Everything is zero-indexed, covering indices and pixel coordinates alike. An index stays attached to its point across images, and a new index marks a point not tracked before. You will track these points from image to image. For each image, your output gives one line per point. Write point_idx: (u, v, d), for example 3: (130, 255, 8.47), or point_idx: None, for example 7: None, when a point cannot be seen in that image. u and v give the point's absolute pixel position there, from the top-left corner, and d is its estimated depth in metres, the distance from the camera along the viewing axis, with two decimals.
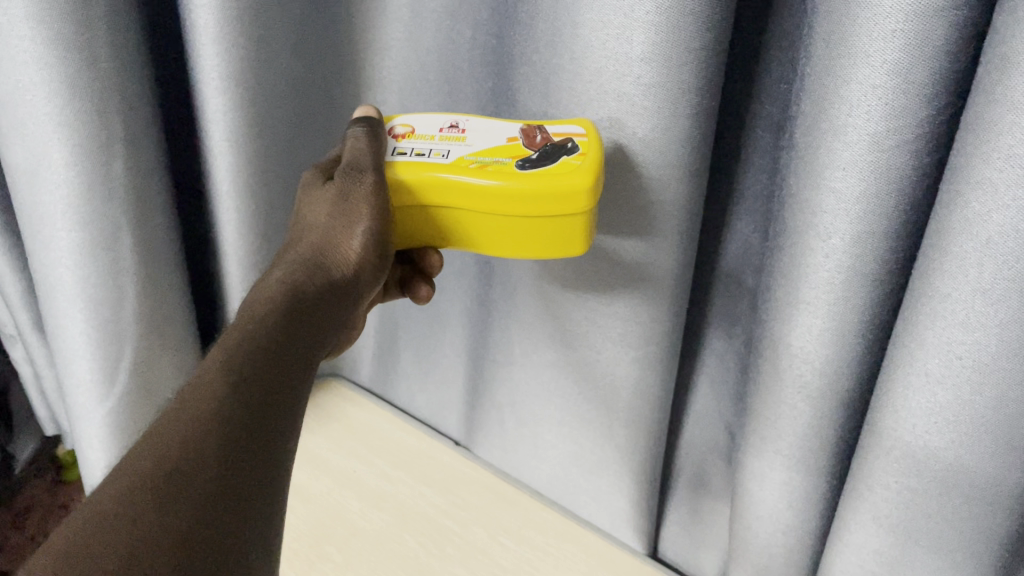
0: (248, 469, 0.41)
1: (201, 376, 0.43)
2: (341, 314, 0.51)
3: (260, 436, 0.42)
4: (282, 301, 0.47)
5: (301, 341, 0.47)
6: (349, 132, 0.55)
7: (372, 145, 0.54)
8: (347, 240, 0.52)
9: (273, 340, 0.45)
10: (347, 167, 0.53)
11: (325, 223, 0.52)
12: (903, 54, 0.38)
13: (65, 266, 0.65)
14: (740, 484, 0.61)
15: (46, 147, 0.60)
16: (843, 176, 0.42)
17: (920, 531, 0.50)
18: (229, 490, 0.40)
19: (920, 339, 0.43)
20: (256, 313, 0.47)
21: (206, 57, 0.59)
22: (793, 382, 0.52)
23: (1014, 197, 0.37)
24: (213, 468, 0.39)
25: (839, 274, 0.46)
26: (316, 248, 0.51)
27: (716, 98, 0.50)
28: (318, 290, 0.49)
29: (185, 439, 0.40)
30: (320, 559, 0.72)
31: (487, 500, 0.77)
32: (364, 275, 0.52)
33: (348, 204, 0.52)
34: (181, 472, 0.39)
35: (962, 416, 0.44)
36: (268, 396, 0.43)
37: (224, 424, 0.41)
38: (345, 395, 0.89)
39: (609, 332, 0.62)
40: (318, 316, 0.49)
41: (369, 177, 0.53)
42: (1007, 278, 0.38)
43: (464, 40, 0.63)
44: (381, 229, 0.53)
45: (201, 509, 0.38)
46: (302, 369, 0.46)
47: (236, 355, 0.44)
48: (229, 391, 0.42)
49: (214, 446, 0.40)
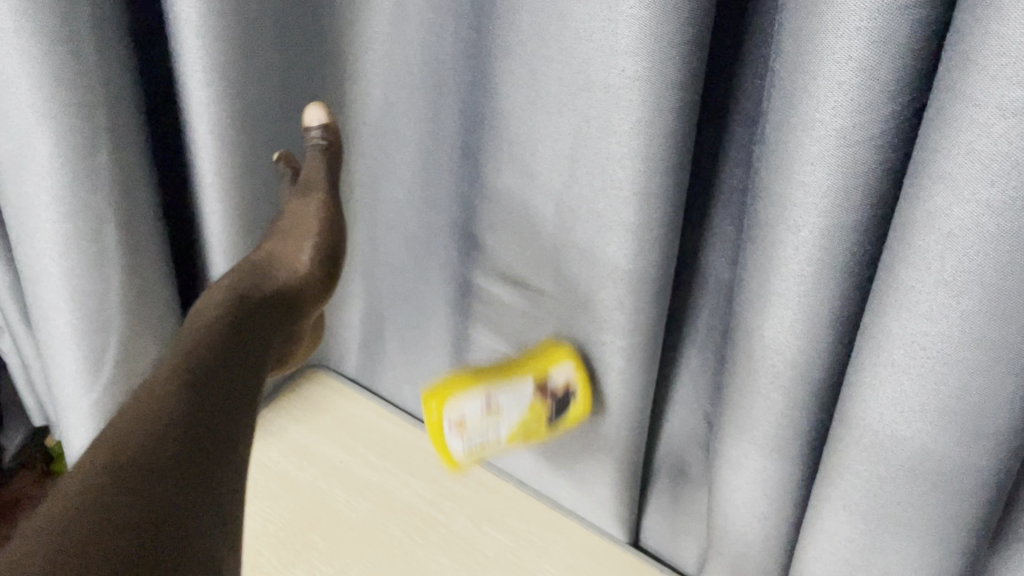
0: (200, 469, 0.42)
1: (156, 380, 0.46)
2: (294, 321, 0.58)
3: (212, 440, 0.44)
4: (224, 312, 0.51)
5: (242, 355, 0.49)
6: (309, 141, 0.64)
7: (326, 164, 0.64)
8: (298, 256, 0.60)
9: (215, 353, 0.48)
10: (303, 184, 0.64)
11: (280, 236, 0.62)
12: (867, 51, 0.39)
13: (51, 256, 0.66)
14: (716, 472, 0.62)
15: (29, 138, 0.60)
16: (811, 170, 0.43)
17: (888, 517, 0.51)
18: (184, 489, 0.41)
19: (886, 329, 0.44)
20: (202, 333, 0.49)
21: (189, 49, 0.59)
22: (767, 372, 0.53)
23: (974, 192, 0.38)
24: (167, 458, 0.41)
25: (810, 267, 0.47)
26: (268, 256, 0.60)
27: (701, 95, 0.53)
28: (260, 303, 0.55)
29: (138, 435, 0.42)
30: (306, 548, 0.73)
31: (470, 490, 0.78)
32: (313, 285, 0.60)
33: (299, 220, 0.63)
34: (132, 474, 0.40)
35: (927, 405, 0.45)
36: (215, 401, 0.45)
37: (173, 419, 0.43)
38: (330, 384, 0.90)
39: (590, 324, 0.63)
40: (256, 326, 0.52)
41: (315, 196, 0.63)
42: (968, 270, 0.40)
43: (447, 34, 0.64)
44: (322, 245, 0.62)
45: (157, 503, 0.39)
46: (248, 372, 0.49)
47: (183, 369, 0.46)
48: (178, 399, 0.44)
49: (166, 440, 0.42)
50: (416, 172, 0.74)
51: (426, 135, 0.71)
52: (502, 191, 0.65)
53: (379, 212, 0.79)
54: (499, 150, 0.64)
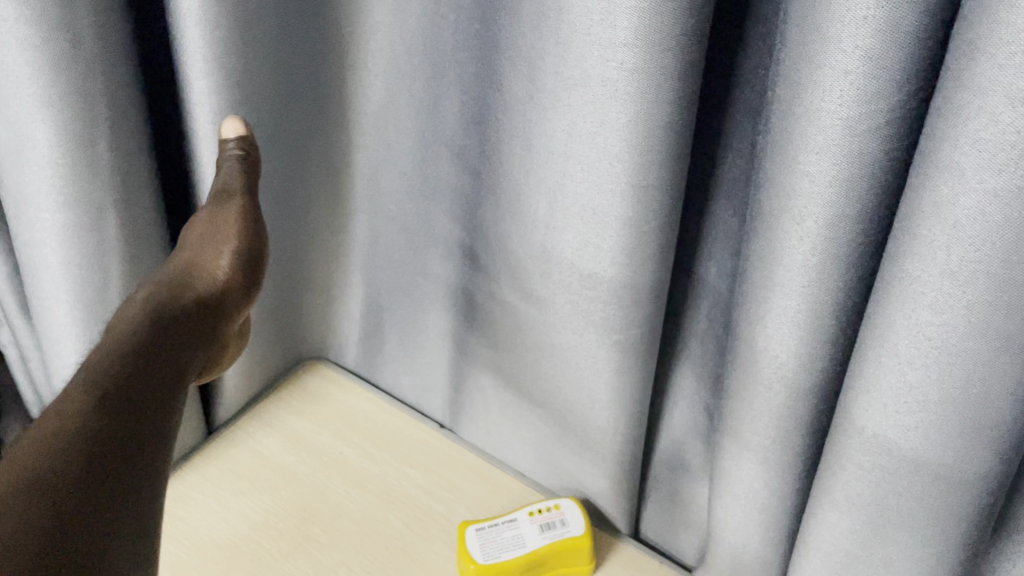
0: (112, 471, 0.43)
1: (79, 382, 0.46)
2: (218, 326, 0.56)
3: (131, 440, 0.45)
4: (144, 321, 0.51)
5: (174, 348, 0.51)
6: (224, 153, 0.62)
7: (246, 169, 0.63)
8: (216, 261, 0.59)
9: (145, 347, 0.49)
10: (218, 192, 0.62)
11: (195, 246, 0.60)
12: (874, 40, 0.39)
13: (51, 246, 0.66)
14: (717, 464, 0.62)
15: (29, 127, 0.60)
16: (817, 160, 0.43)
17: (890, 508, 0.51)
18: (98, 494, 0.42)
19: (890, 320, 0.44)
20: (125, 329, 0.50)
21: (190, 38, 0.59)
22: (769, 363, 0.53)
23: (980, 180, 0.38)
24: (85, 464, 0.43)
25: (814, 257, 0.47)
26: (184, 267, 0.58)
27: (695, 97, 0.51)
28: (183, 309, 0.54)
29: (58, 440, 0.43)
30: (306, 541, 0.73)
31: (470, 482, 0.79)
32: (234, 292, 0.59)
33: (217, 228, 0.61)
34: (49, 478, 0.41)
35: (930, 395, 0.45)
36: (141, 398, 0.47)
37: (95, 423, 0.44)
38: (329, 376, 0.90)
39: (592, 317, 0.62)
40: (180, 333, 0.52)
41: (235, 201, 0.62)
42: (974, 260, 0.40)
43: (448, 25, 0.64)
44: (242, 252, 0.61)
45: (67, 508, 0.41)
46: (174, 374, 0.50)
47: (112, 362, 0.47)
48: (102, 395, 0.45)
49: (83, 445, 0.43)
50: (415, 164, 0.74)
51: (426, 126, 0.71)
52: (503, 183, 0.65)
53: (379, 204, 0.79)
54: (500, 142, 0.64)
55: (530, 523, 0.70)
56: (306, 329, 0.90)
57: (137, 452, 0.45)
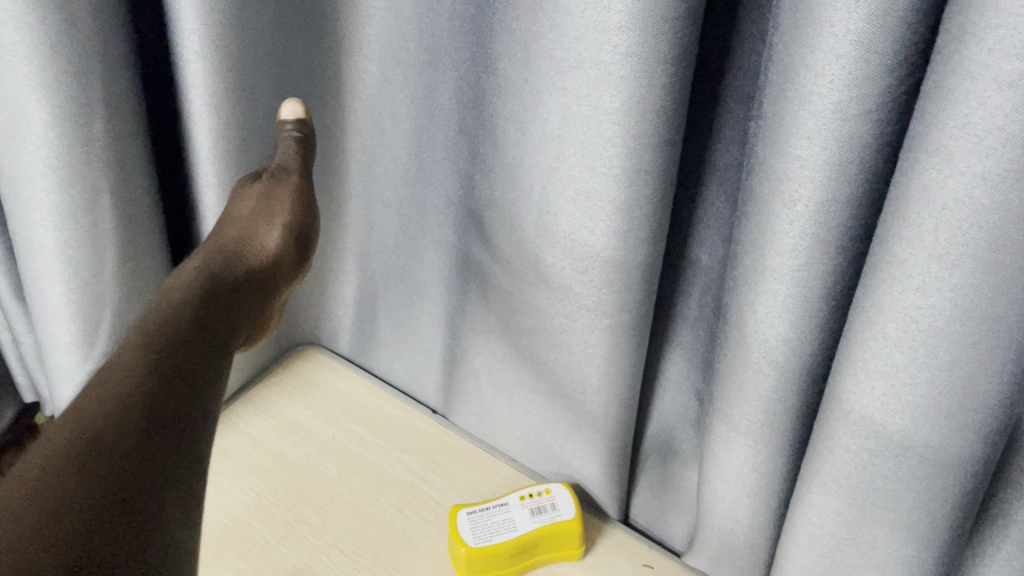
0: (162, 454, 0.45)
1: (123, 357, 0.48)
2: (264, 296, 0.60)
3: (179, 423, 0.46)
4: (196, 292, 0.54)
5: (218, 323, 0.53)
6: (283, 132, 0.65)
7: (303, 150, 0.65)
8: (266, 234, 0.63)
9: (188, 322, 0.51)
10: (275, 169, 0.65)
11: (250, 215, 0.63)
12: (866, 24, 0.39)
13: (46, 226, 0.66)
14: (707, 449, 0.63)
15: (25, 107, 0.60)
16: (808, 144, 0.44)
17: (876, 491, 0.52)
18: (145, 470, 0.43)
19: (878, 303, 0.45)
20: (176, 296, 0.53)
21: (187, 19, 0.59)
22: (758, 347, 0.53)
23: (969, 164, 0.38)
24: (131, 440, 0.44)
25: (805, 241, 0.47)
26: (239, 237, 0.61)
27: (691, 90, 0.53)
28: (231, 280, 0.57)
29: (106, 415, 0.44)
30: (301, 522, 0.73)
31: (463, 466, 0.79)
32: (281, 267, 0.63)
33: (272, 202, 0.64)
34: (100, 456, 0.43)
35: (917, 377, 0.45)
36: (186, 377, 0.48)
37: (144, 400, 0.46)
38: (323, 361, 0.90)
39: (584, 301, 0.62)
40: (228, 304, 0.55)
41: (291, 179, 0.65)
42: (960, 244, 0.40)
43: (445, 10, 0.64)
44: (292, 227, 0.64)
45: (115, 487, 0.42)
46: (217, 349, 0.52)
47: (153, 339, 0.49)
48: (145, 379, 0.47)
49: (131, 424, 0.44)
50: (409, 149, 0.74)
51: (421, 112, 0.71)
52: (496, 169, 0.65)
53: (373, 189, 0.79)
54: (492, 127, 0.64)
55: (521, 507, 0.71)
56: (300, 314, 0.90)
57: (182, 429, 0.46)
